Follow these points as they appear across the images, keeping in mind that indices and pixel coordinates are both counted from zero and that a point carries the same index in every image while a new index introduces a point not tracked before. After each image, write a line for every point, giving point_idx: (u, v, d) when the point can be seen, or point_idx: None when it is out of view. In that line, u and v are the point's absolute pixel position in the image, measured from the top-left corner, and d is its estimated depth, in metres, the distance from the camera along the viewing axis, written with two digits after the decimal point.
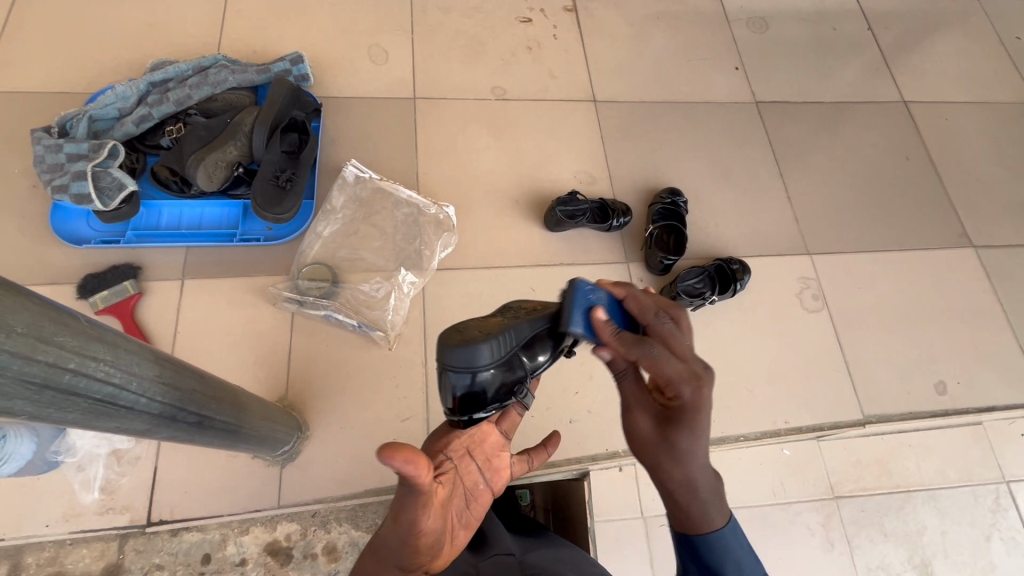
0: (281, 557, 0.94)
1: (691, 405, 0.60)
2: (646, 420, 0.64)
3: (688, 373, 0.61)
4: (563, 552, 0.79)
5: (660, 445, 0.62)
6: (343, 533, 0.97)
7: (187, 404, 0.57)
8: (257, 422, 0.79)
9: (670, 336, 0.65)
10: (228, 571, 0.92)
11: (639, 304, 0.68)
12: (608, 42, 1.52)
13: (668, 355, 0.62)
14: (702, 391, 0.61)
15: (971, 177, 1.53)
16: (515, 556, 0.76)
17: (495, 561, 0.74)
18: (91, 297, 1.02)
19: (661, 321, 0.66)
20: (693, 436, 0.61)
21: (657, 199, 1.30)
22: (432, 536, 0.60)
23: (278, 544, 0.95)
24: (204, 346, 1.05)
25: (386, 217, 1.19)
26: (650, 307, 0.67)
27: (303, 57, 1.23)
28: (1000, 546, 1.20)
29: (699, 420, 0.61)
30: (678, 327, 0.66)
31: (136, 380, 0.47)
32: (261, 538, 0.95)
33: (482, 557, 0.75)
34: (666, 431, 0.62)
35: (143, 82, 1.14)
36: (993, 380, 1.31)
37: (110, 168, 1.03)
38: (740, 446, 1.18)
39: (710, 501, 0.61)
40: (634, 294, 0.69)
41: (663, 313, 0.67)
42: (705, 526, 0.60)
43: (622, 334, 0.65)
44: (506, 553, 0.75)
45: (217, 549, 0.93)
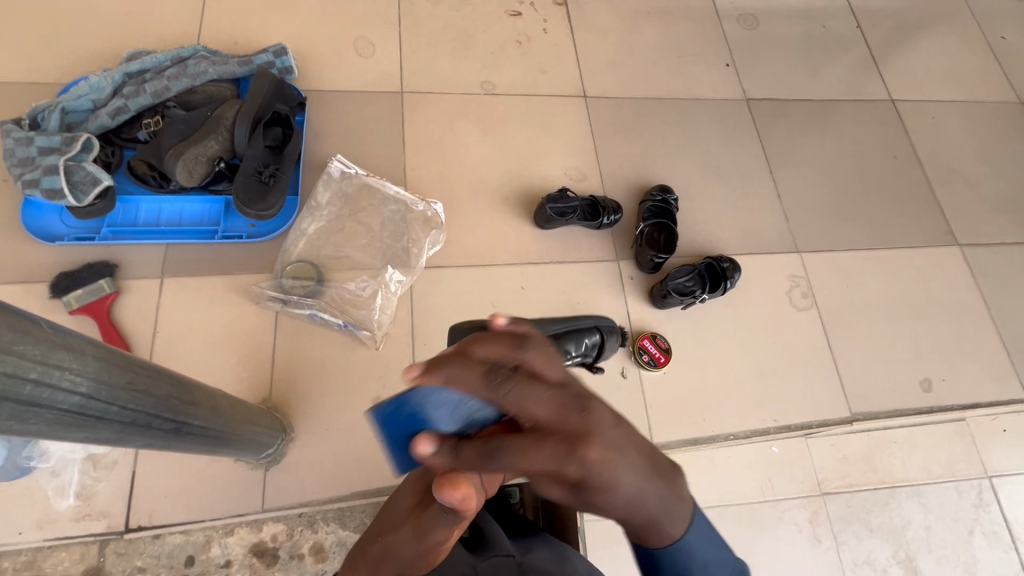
0: (267, 558, 0.92)
1: (588, 475, 0.52)
2: (554, 494, 0.54)
3: (569, 438, 0.51)
4: (559, 553, 0.79)
5: (580, 505, 0.55)
6: (330, 533, 0.95)
7: (163, 411, 0.54)
8: (239, 426, 0.76)
9: (523, 402, 0.51)
10: (213, 573, 0.90)
11: (465, 383, 0.51)
12: (598, 37, 1.50)
13: (525, 451, 0.51)
14: (589, 454, 0.51)
15: (956, 175, 1.54)
16: (515, 557, 0.74)
17: (494, 564, 0.71)
18: (64, 296, 0.98)
19: (498, 389, 0.51)
20: (604, 495, 0.54)
21: (648, 196, 1.29)
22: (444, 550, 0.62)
23: (264, 545, 0.93)
24: (185, 346, 1.02)
25: (372, 214, 1.16)
26: (479, 380, 0.51)
27: (287, 49, 1.20)
28: (982, 540, 1.21)
29: (603, 476, 0.53)
30: (529, 382, 0.52)
31: (105, 389, 0.44)
32: (246, 539, 0.93)
33: (482, 559, 0.73)
34: (583, 497, 0.54)
35: (119, 72, 1.10)
36: (977, 376, 1.33)
37: (84, 163, 0.99)
38: (730, 444, 1.18)
39: (663, 520, 0.59)
40: (454, 374, 0.52)
41: (500, 368, 0.52)
42: (663, 540, 0.61)
43: (463, 453, 0.53)
44: (505, 555, 0.73)
45: (201, 551, 0.91)
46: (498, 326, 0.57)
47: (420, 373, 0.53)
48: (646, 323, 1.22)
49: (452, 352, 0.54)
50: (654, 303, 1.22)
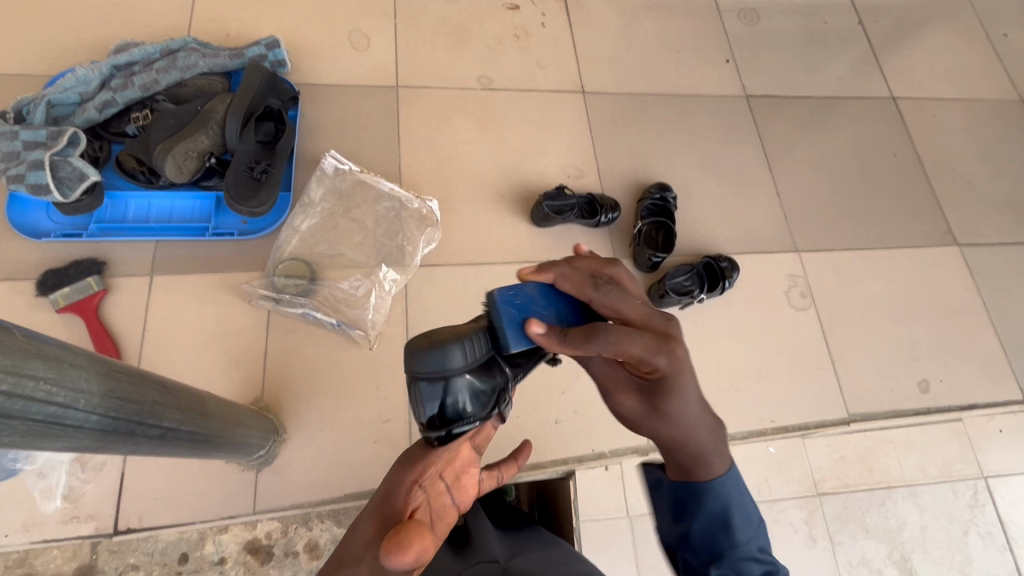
0: (261, 555, 0.92)
1: (673, 371, 0.59)
2: (630, 401, 0.64)
3: (657, 333, 0.59)
4: (551, 553, 0.77)
5: (653, 416, 0.61)
6: (325, 530, 0.95)
7: (147, 418, 0.53)
8: (229, 429, 0.75)
9: (618, 302, 0.61)
10: (207, 570, 0.89)
11: (575, 283, 0.62)
12: (597, 31, 1.48)
13: (626, 335, 0.57)
14: (675, 351, 0.58)
15: (956, 175, 1.53)
16: (500, 563, 0.72)
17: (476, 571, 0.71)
18: (51, 294, 0.96)
19: (603, 290, 0.61)
20: (678, 402, 0.60)
21: (646, 194, 1.27)
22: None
23: (259, 542, 0.92)
24: (174, 346, 1.00)
25: (366, 211, 1.14)
26: (586, 279, 0.62)
27: (279, 42, 1.17)
28: (977, 541, 1.21)
29: (679, 381, 0.59)
30: (621, 288, 0.62)
31: (83, 398, 0.43)
32: (240, 536, 0.92)
33: (466, 566, 0.72)
34: (654, 401, 0.61)
35: (106, 65, 1.08)
36: (974, 377, 1.32)
37: (70, 158, 0.97)
38: (727, 445, 1.17)
39: (710, 452, 0.61)
40: (562, 273, 0.63)
41: (602, 280, 0.62)
42: (709, 476, 0.60)
43: (570, 337, 0.57)
44: (490, 562, 0.72)
45: (195, 548, 0.90)
46: (581, 250, 0.66)
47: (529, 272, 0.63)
48: None
49: (561, 261, 0.65)
50: (651, 303, 1.21)
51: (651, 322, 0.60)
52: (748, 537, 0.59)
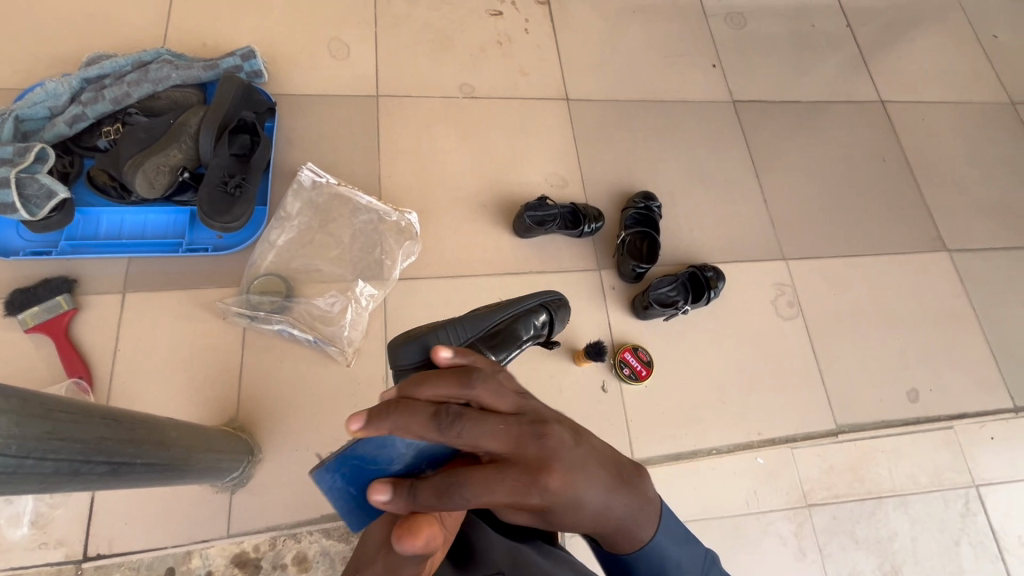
0: (249, 568, 0.91)
1: (558, 499, 0.50)
2: (525, 518, 0.54)
3: (533, 468, 0.49)
4: None
5: (549, 527, 0.54)
6: (314, 542, 0.94)
7: (94, 455, 0.51)
8: (195, 455, 0.73)
9: (476, 434, 0.49)
10: None
11: (410, 426, 0.48)
12: (581, 37, 1.46)
13: (488, 480, 0.48)
14: (552, 479, 0.50)
15: (946, 178, 1.51)
16: None
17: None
18: (20, 314, 0.94)
19: (453, 430, 0.48)
20: (569, 515, 0.52)
21: (630, 203, 1.26)
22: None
23: (246, 555, 0.91)
24: (147, 365, 0.98)
25: (344, 225, 1.12)
26: (428, 424, 0.47)
27: (255, 52, 1.15)
28: (969, 551, 1.20)
29: (567, 504, 0.51)
30: (475, 420, 0.48)
31: (16, 443, 0.41)
32: (226, 550, 0.91)
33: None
34: (546, 521, 0.53)
35: (77, 78, 1.06)
36: (964, 385, 1.31)
37: (37, 174, 0.95)
38: (714, 458, 1.15)
39: (634, 526, 0.57)
40: (398, 424, 0.47)
41: (450, 409, 0.48)
42: (636, 545, 0.58)
43: (419, 492, 0.48)
44: None
45: (180, 562, 0.89)
46: (440, 357, 0.52)
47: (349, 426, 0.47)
48: (628, 335, 1.19)
49: (396, 401, 0.48)
50: (636, 314, 1.19)
51: (531, 474, 0.49)
52: (694, 571, 0.62)
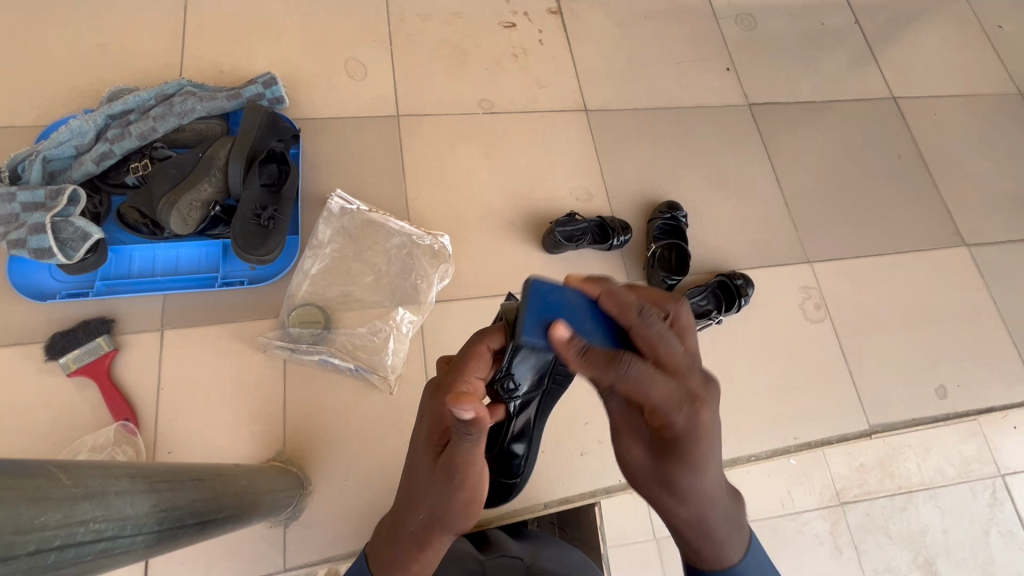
0: None
1: (688, 432, 0.53)
2: (638, 452, 0.58)
3: (686, 392, 0.52)
4: (569, 559, 0.84)
5: (657, 480, 0.57)
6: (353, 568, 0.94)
7: (188, 519, 0.51)
8: (261, 499, 0.73)
9: (661, 340, 0.52)
10: None
11: (618, 303, 0.53)
12: (596, 46, 1.46)
13: (653, 374, 0.51)
14: (698, 415, 0.52)
15: (960, 173, 1.53)
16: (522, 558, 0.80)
17: (501, 565, 0.78)
18: (61, 358, 0.94)
19: (649, 322, 0.53)
20: (688, 468, 0.55)
21: (656, 214, 1.26)
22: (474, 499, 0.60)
23: None
24: (191, 402, 0.98)
25: (377, 252, 1.12)
26: (633, 305, 0.53)
27: (276, 78, 1.14)
28: (998, 539, 1.22)
29: (701, 446, 0.53)
30: (674, 330, 0.53)
31: (130, 523, 0.41)
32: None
33: (490, 557, 0.81)
34: (663, 462, 0.56)
35: (101, 115, 1.04)
36: (989, 379, 1.33)
37: (71, 217, 0.94)
38: (750, 464, 1.17)
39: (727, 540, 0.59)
40: (609, 290, 0.54)
41: (650, 310, 0.53)
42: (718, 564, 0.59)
43: (589, 354, 0.51)
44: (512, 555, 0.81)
45: None
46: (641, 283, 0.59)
47: (580, 279, 0.56)
48: None
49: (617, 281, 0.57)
50: None
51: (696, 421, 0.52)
52: None
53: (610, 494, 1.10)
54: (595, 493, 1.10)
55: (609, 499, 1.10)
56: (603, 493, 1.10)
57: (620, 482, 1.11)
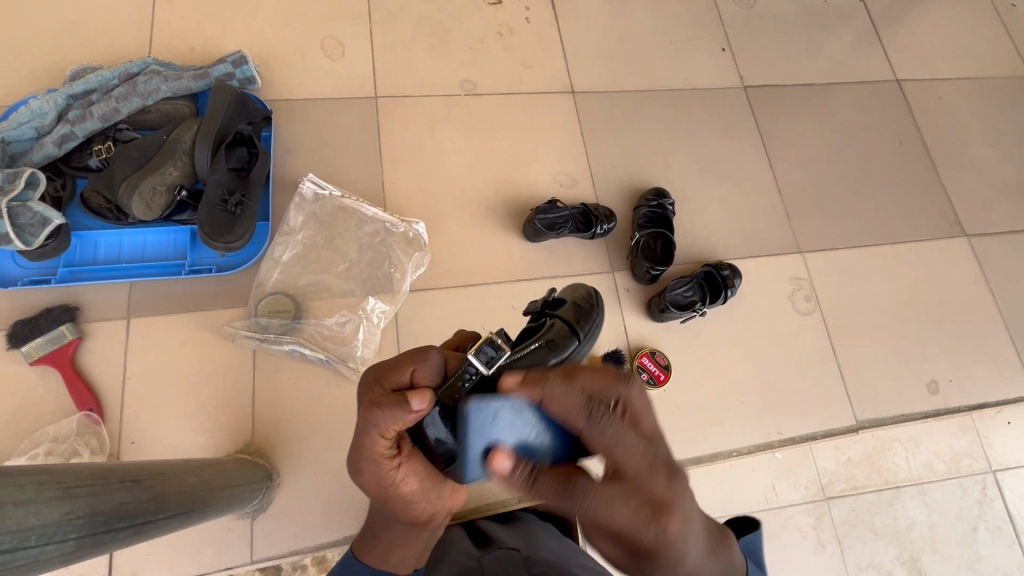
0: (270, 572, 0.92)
1: (662, 541, 0.46)
2: None
3: (652, 499, 0.46)
4: (566, 547, 0.77)
5: (649, 520, 0.53)
6: (335, 547, 0.94)
7: (117, 522, 0.49)
8: (216, 493, 0.71)
9: (617, 441, 0.47)
10: None
11: (564, 406, 0.48)
12: (586, 24, 1.39)
13: (610, 498, 0.46)
14: (670, 515, 0.46)
15: (964, 160, 1.47)
16: (521, 550, 0.72)
17: (498, 557, 0.71)
18: (23, 346, 0.92)
19: (598, 424, 0.47)
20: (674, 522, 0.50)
21: (642, 201, 1.22)
22: (434, 498, 0.62)
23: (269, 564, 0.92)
24: (158, 392, 0.96)
25: (350, 240, 1.09)
26: (578, 406, 0.47)
27: (246, 57, 1.10)
28: (987, 536, 1.20)
29: (678, 548, 0.46)
30: (626, 421, 0.47)
31: (36, 533, 0.39)
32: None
33: (488, 549, 0.75)
34: (638, 565, 0.48)
35: (62, 95, 1.01)
36: (984, 374, 1.29)
37: (29, 202, 0.91)
38: (732, 459, 1.14)
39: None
40: (554, 391, 0.48)
41: (599, 406, 0.47)
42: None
43: (570, 406, 0.49)
44: (512, 548, 0.73)
45: None
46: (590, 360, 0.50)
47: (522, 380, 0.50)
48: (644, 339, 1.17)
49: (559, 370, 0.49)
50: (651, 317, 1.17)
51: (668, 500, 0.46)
52: None
53: None
54: None
55: (585, 493, 1.08)
56: None
57: (596, 476, 1.08)
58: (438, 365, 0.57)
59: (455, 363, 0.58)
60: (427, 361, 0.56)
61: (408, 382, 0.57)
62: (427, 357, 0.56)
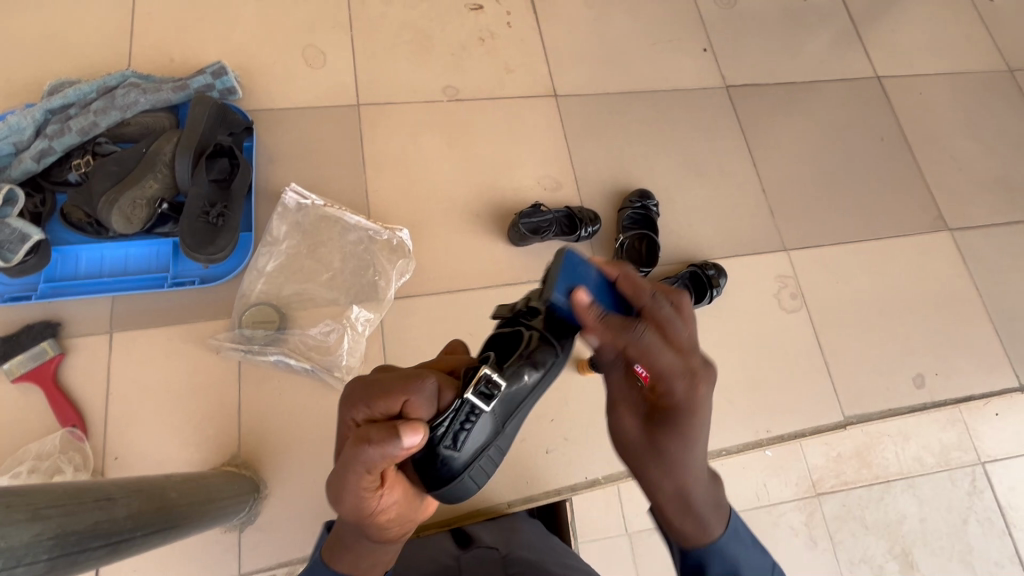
0: None
1: (685, 405, 0.56)
2: (630, 424, 0.61)
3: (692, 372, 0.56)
4: (550, 547, 0.78)
5: (650, 451, 0.58)
6: None
7: (92, 541, 0.48)
8: (198, 508, 0.70)
9: (668, 322, 0.56)
10: None
11: (635, 285, 0.58)
12: (567, 27, 1.40)
13: (659, 345, 0.55)
14: (697, 387, 0.56)
15: (946, 155, 1.48)
16: (501, 550, 0.74)
17: (479, 557, 0.73)
18: (4, 364, 0.91)
19: (657, 306, 0.57)
20: (684, 440, 0.57)
21: (627, 203, 1.23)
22: (411, 521, 0.58)
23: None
24: (142, 407, 0.96)
25: (334, 248, 1.09)
26: (648, 286, 0.58)
27: (226, 68, 1.09)
28: (977, 528, 1.20)
29: (698, 420, 0.56)
30: (678, 315, 0.57)
31: (4, 556, 0.38)
32: None
33: (470, 550, 0.77)
34: (655, 434, 0.58)
35: (40, 110, 1.01)
36: (969, 367, 1.30)
37: (7, 218, 0.90)
38: (722, 458, 1.15)
39: (708, 511, 0.57)
40: (625, 273, 0.59)
41: (662, 296, 0.58)
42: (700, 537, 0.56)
43: (608, 316, 0.55)
44: (493, 547, 0.75)
45: None
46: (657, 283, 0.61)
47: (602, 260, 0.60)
48: None
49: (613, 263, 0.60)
50: None
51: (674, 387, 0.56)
52: None
53: (577, 492, 1.08)
54: (560, 491, 1.07)
55: (575, 497, 1.08)
56: (568, 491, 1.08)
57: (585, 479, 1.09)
58: (433, 397, 0.52)
59: (450, 395, 0.54)
60: (421, 392, 0.51)
61: (398, 412, 0.51)
62: (422, 387, 0.51)
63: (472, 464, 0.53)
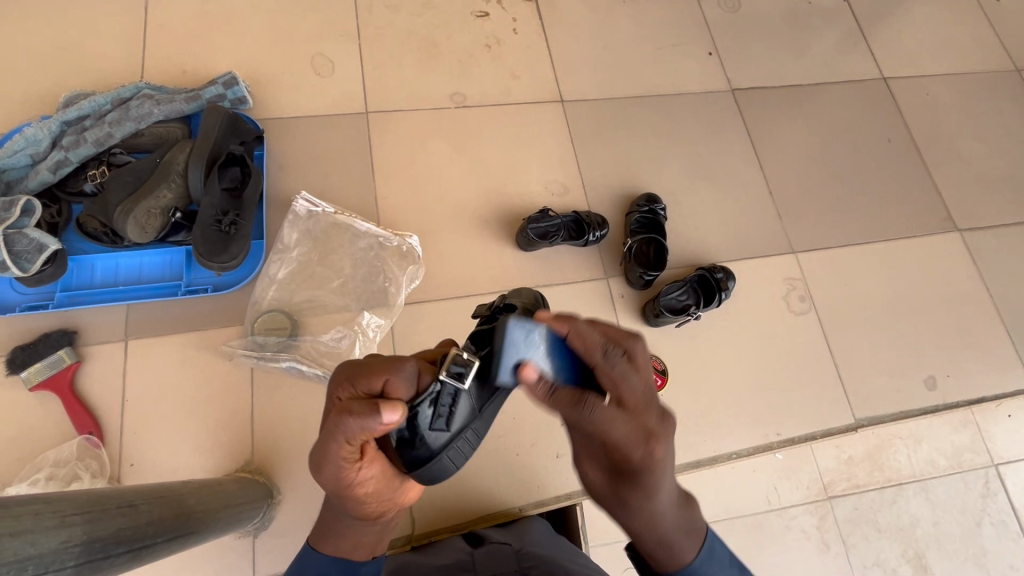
0: None
1: (648, 463, 0.54)
2: (598, 476, 0.59)
3: (647, 428, 0.54)
4: (562, 545, 0.79)
5: (615, 500, 0.57)
6: None
7: (114, 548, 0.49)
8: (215, 514, 0.71)
9: (622, 378, 0.55)
10: None
11: (584, 341, 0.56)
12: (572, 33, 1.41)
13: (612, 416, 0.53)
14: (657, 441, 0.54)
15: (954, 155, 1.48)
16: (514, 546, 0.75)
17: (493, 553, 0.73)
18: (22, 372, 0.92)
19: (611, 362, 0.55)
20: (645, 492, 0.55)
21: (634, 207, 1.23)
22: (390, 500, 0.60)
23: None
24: (156, 414, 0.97)
25: (344, 254, 1.10)
26: (597, 345, 0.56)
27: (237, 78, 1.11)
28: (991, 531, 1.19)
29: (658, 475, 0.54)
30: (630, 365, 0.56)
31: (34, 563, 0.39)
32: None
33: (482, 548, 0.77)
34: (619, 486, 0.56)
35: (56, 122, 1.03)
36: (981, 368, 1.29)
37: (25, 229, 0.92)
38: (732, 461, 1.14)
39: (679, 545, 0.56)
40: (576, 330, 0.56)
41: (612, 350, 0.56)
42: (676, 570, 0.56)
43: (558, 390, 0.55)
44: (505, 544, 0.76)
45: None
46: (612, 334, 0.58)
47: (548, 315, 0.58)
48: None
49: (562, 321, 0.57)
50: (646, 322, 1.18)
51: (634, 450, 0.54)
52: None
53: (588, 496, 1.08)
54: (572, 495, 1.07)
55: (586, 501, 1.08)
56: (579, 495, 1.08)
57: None
58: (412, 378, 0.55)
59: (429, 377, 0.57)
60: (402, 372, 0.54)
61: (380, 390, 0.54)
62: (402, 368, 0.54)
63: (451, 444, 0.56)
